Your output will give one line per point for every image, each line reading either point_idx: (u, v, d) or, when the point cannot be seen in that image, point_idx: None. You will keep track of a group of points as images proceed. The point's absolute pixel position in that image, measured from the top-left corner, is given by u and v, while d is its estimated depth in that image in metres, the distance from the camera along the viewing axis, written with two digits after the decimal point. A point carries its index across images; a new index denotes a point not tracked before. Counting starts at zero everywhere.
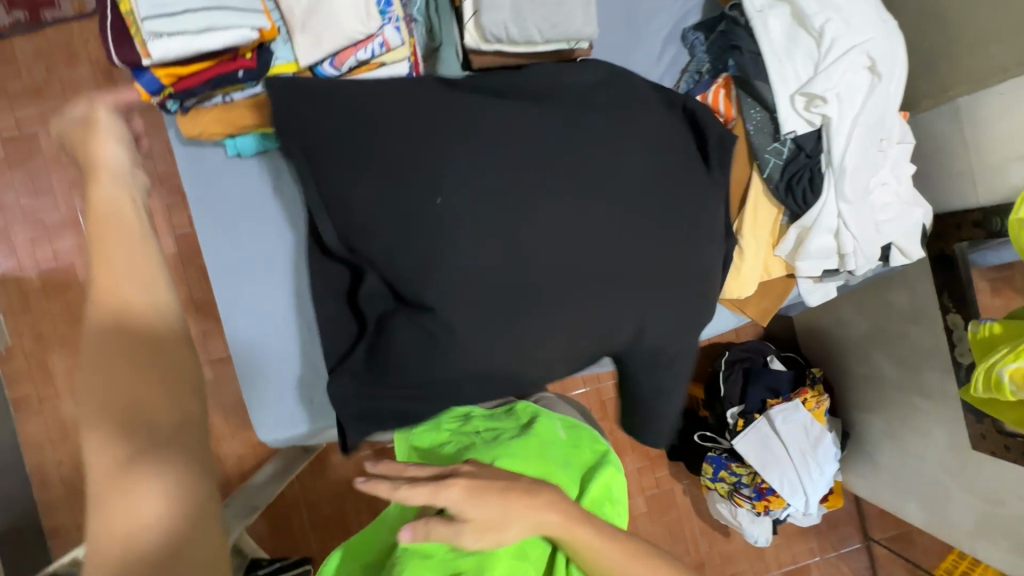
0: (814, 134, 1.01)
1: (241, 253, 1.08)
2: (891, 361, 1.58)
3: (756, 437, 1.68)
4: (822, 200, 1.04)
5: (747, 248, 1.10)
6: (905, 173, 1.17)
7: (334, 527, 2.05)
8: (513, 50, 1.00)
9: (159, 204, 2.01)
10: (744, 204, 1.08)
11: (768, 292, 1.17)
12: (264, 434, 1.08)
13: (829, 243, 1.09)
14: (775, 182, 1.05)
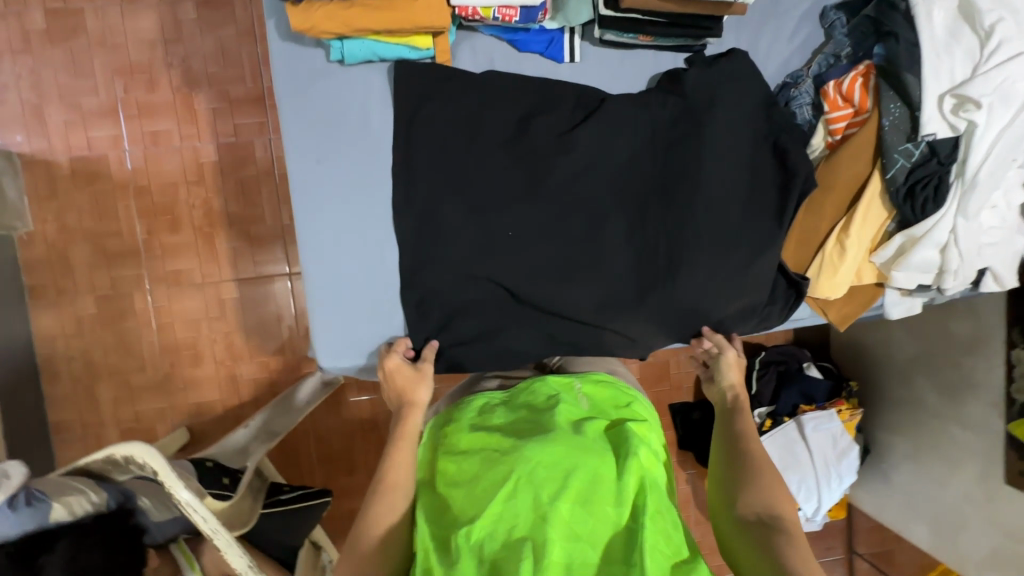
0: (951, 141, 0.96)
1: (320, 170, 1.02)
2: (932, 385, 1.58)
3: (783, 439, 1.69)
4: (941, 211, 0.99)
5: (850, 249, 1.05)
6: (1018, 198, 1.12)
7: (339, 464, 2.05)
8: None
9: (204, 107, 1.90)
10: (856, 203, 1.04)
11: (853, 297, 1.14)
12: (326, 361, 1.05)
13: (932, 258, 1.05)
14: (897, 185, 0.99)
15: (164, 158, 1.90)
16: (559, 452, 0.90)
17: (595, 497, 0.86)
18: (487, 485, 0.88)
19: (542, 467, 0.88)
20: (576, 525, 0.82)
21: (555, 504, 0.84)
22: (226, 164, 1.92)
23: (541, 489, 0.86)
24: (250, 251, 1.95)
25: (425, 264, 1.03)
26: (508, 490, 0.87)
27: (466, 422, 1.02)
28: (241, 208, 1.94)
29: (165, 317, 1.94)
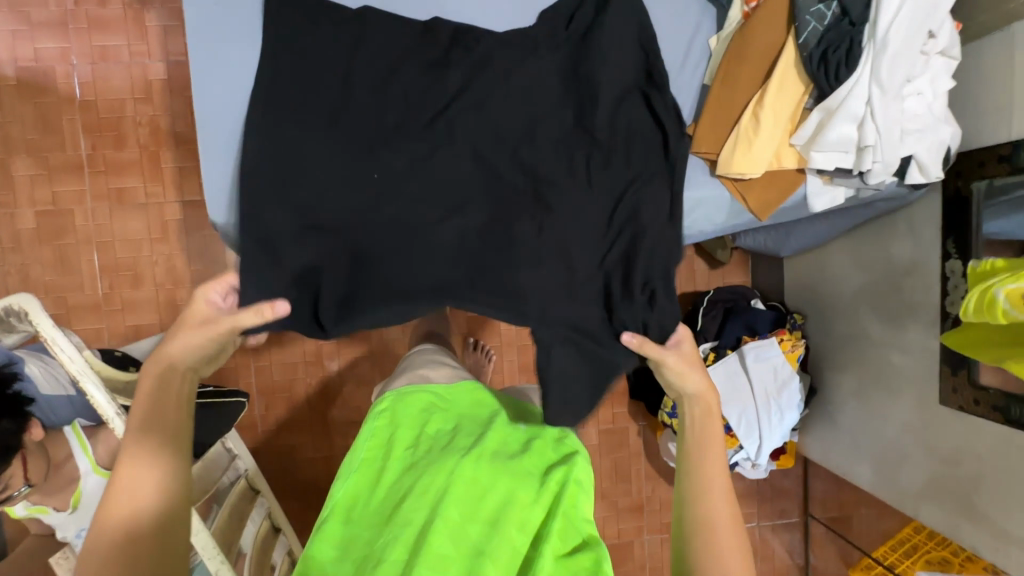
0: (863, 2, 0.95)
1: (224, 31, 1.05)
2: (876, 316, 1.53)
3: (723, 371, 1.65)
4: (855, 77, 0.97)
5: (765, 122, 1.01)
6: (944, 86, 1.09)
7: (281, 398, 2.01)
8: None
9: (155, 24, 1.88)
10: (772, 71, 1.01)
11: (774, 184, 1.10)
12: (218, 215, 1.04)
13: (850, 134, 1.02)
14: (810, 50, 0.97)
15: (113, 74, 1.88)
16: (481, 475, 0.84)
17: (507, 522, 0.79)
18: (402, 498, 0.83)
19: (460, 488, 0.82)
20: (478, 551, 0.76)
21: (463, 530, 0.78)
22: (175, 83, 1.90)
23: (454, 508, 0.80)
24: (196, 173, 1.92)
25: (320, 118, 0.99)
26: (420, 505, 0.81)
27: (402, 420, 0.96)
28: (188, 127, 1.91)
29: (107, 236, 1.91)
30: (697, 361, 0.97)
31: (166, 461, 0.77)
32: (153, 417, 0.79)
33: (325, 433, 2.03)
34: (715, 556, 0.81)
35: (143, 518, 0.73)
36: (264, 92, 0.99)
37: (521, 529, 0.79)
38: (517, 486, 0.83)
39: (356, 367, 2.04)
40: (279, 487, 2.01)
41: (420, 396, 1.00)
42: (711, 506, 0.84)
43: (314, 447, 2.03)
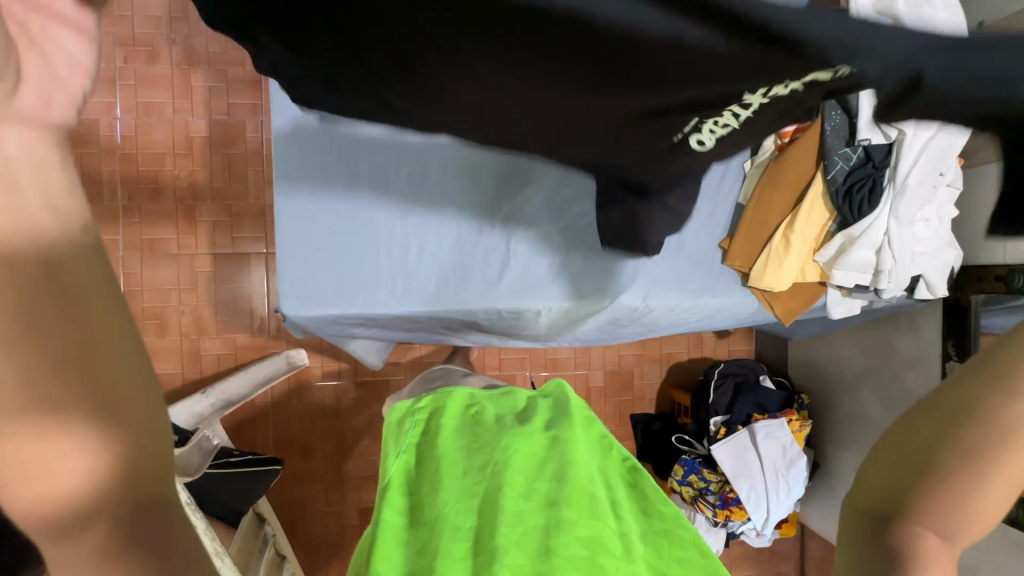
0: (885, 147, 1.06)
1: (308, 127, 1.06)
2: (878, 400, 1.64)
3: (734, 445, 1.73)
4: (875, 212, 1.09)
5: (794, 244, 1.12)
6: (949, 214, 1.22)
7: (296, 449, 2.03)
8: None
9: (201, 84, 1.95)
10: (801, 200, 1.12)
11: (797, 294, 1.21)
12: (288, 307, 1.06)
13: (868, 258, 1.13)
14: (836, 186, 1.09)
15: (156, 129, 1.94)
16: (535, 439, 0.88)
17: (571, 473, 0.81)
18: (462, 469, 0.85)
19: (518, 452, 0.85)
20: (550, 501, 0.77)
21: (530, 491, 0.79)
22: (216, 140, 1.97)
23: (518, 469, 0.83)
24: (230, 227, 1.97)
25: None
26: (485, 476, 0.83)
27: (451, 408, 1.01)
28: (226, 183, 1.97)
29: (136, 285, 1.94)
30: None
31: (103, 452, 0.30)
32: (50, 361, 0.28)
33: (338, 486, 2.05)
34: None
35: (71, 519, 0.29)
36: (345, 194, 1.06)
37: (587, 476, 0.81)
38: (575, 445, 0.86)
39: (374, 420, 2.08)
40: (288, 540, 2.01)
41: (459, 391, 1.07)
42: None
43: (326, 500, 2.04)
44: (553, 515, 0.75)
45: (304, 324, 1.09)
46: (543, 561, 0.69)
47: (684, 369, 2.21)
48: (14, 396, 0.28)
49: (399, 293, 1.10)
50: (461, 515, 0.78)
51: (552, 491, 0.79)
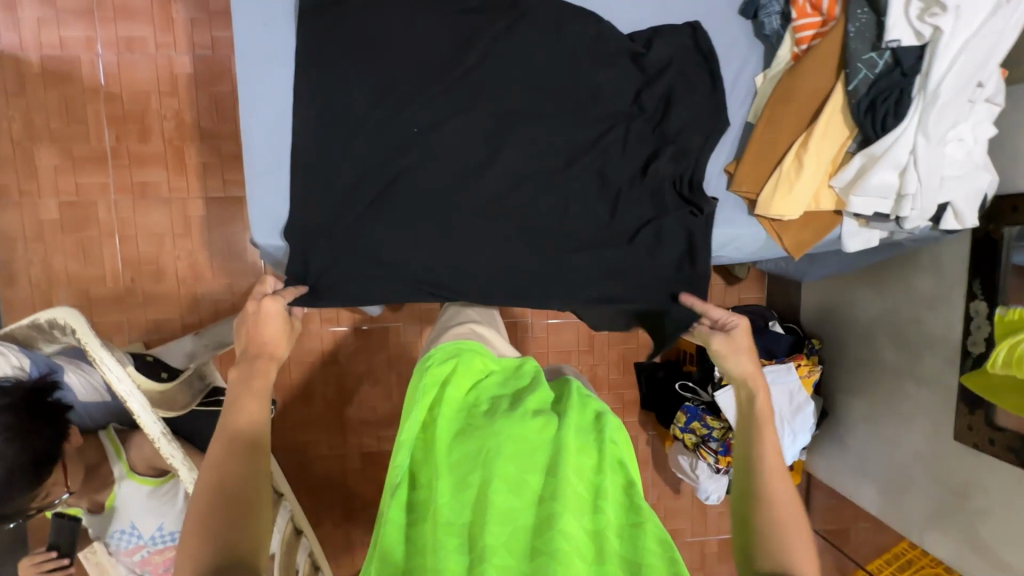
0: (917, 51, 0.93)
1: (277, 43, 0.98)
2: (894, 344, 1.55)
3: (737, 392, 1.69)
4: (901, 127, 0.97)
5: (807, 166, 1.01)
6: (987, 133, 1.09)
7: (298, 394, 2.04)
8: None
9: (182, 16, 1.85)
10: (817, 117, 1.01)
11: (810, 224, 1.11)
12: (259, 235, 1.01)
13: (890, 181, 1.02)
14: (858, 98, 0.97)
15: (139, 65, 1.86)
16: (540, 441, 0.78)
17: (570, 460, 0.76)
18: (462, 465, 0.76)
19: (520, 449, 0.76)
20: (553, 504, 0.71)
21: (534, 491, 0.74)
22: (201, 77, 1.88)
23: (509, 462, 0.75)
24: (220, 169, 1.91)
25: (356, 142, 0.98)
26: (484, 495, 0.73)
27: (458, 386, 0.88)
28: (213, 122, 1.90)
29: (130, 229, 1.91)
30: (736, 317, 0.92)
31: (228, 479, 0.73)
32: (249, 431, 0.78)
33: (340, 430, 2.07)
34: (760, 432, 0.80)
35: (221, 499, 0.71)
36: (316, 111, 0.97)
37: (580, 484, 0.75)
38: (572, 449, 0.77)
39: (373, 367, 2.07)
40: (293, 481, 2.05)
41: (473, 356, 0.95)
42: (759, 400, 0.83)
43: (329, 443, 2.07)
44: (540, 515, 0.71)
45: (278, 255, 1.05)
46: (532, 563, 0.67)
47: None
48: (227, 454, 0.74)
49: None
50: (445, 518, 0.71)
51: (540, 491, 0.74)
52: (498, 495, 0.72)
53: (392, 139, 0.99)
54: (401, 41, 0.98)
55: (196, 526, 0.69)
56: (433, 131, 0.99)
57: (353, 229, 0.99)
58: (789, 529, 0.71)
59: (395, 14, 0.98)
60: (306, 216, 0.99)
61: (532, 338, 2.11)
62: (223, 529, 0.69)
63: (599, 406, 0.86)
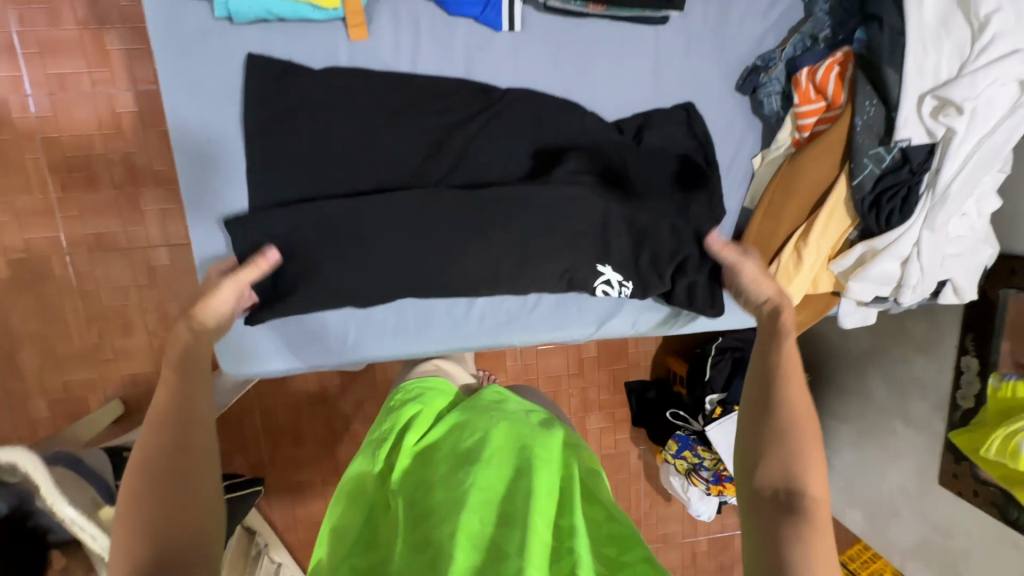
0: (927, 147, 0.86)
1: (228, 159, 0.89)
2: (883, 379, 1.52)
3: (729, 426, 1.69)
4: (906, 224, 0.91)
5: (807, 260, 0.96)
6: (992, 207, 1.03)
7: (287, 437, 2.01)
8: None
9: (118, 48, 1.66)
10: (819, 209, 0.94)
11: (806, 306, 1.07)
12: (229, 366, 0.94)
13: (891, 271, 0.97)
14: (863, 193, 0.90)
15: (76, 106, 1.67)
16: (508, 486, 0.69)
17: (541, 502, 0.66)
18: (418, 520, 0.67)
19: (485, 498, 0.68)
20: (518, 560, 0.60)
21: (497, 543, 0.63)
22: (148, 115, 1.71)
23: (469, 511, 0.66)
24: (181, 214, 1.78)
25: (324, 266, 0.89)
26: (443, 548, 0.62)
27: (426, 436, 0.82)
28: (167, 165, 1.75)
29: (90, 284, 1.80)
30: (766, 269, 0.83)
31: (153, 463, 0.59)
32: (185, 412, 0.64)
33: (333, 467, 2.06)
34: (790, 439, 0.65)
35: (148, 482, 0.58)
36: (277, 236, 0.88)
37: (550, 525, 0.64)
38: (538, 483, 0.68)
39: (362, 404, 2.04)
40: (290, 520, 2.06)
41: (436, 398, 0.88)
42: (791, 399, 0.68)
43: (323, 480, 2.06)
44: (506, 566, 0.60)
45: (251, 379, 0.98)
46: None
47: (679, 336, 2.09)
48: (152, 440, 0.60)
49: (352, 340, 0.97)
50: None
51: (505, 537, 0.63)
52: (456, 550, 0.62)
53: (364, 259, 0.91)
54: (366, 152, 0.89)
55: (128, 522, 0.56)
56: (410, 248, 0.91)
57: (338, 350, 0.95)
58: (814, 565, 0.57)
59: (358, 121, 0.88)
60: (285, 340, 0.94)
61: (522, 366, 2.08)
62: (152, 514, 0.56)
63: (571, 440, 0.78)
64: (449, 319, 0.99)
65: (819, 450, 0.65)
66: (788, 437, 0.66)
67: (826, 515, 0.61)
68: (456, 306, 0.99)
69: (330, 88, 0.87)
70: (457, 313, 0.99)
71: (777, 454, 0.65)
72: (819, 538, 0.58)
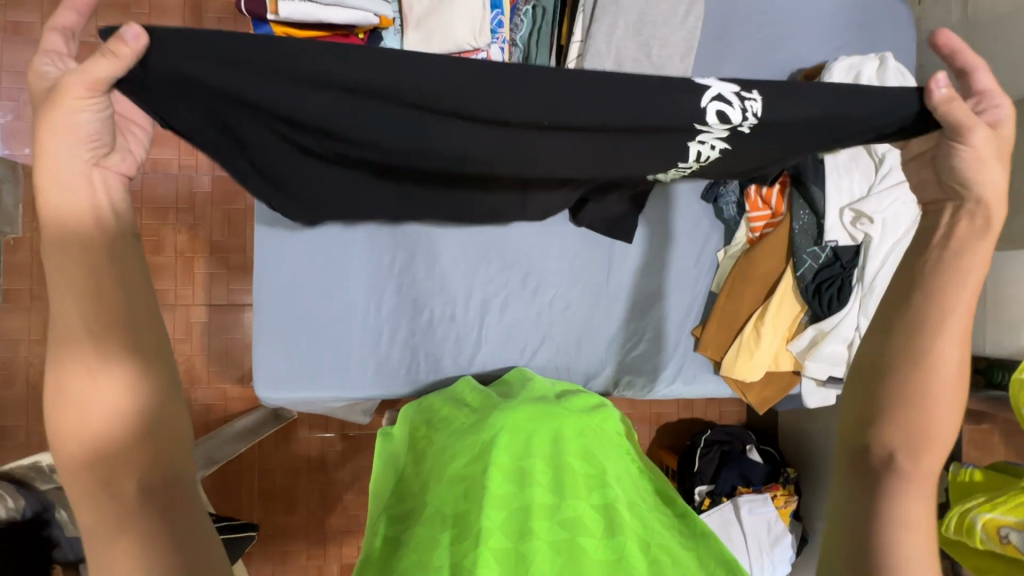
0: (853, 248, 1.08)
1: (295, 221, 1.07)
2: None
3: (718, 518, 1.70)
4: (846, 309, 1.09)
5: (765, 337, 1.12)
6: None
7: (280, 501, 2.02)
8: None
9: None
10: (771, 294, 1.13)
11: (772, 382, 1.21)
12: (261, 390, 1.07)
13: (841, 352, 1.11)
14: (805, 282, 1.10)
15: (161, 184, 1.97)
16: (538, 430, 0.77)
17: (568, 445, 0.75)
18: (457, 460, 0.75)
19: (517, 435, 0.76)
20: (552, 482, 0.69)
21: (525, 465, 0.72)
22: (218, 196, 2.00)
23: (507, 447, 0.74)
24: (228, 278, 2.00)
25: None
26: (477, 480, 0.69)
27: (459, 404, 0.93)
28: (225, 236, 2.01)
29: None
30: (1008, 154, 0.66)
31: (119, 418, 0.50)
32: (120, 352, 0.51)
33: (320, 537, 2.04)
34: (926, 399, 0.58)
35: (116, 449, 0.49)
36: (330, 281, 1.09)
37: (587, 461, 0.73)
38: (567, 427, 0.79)
39: (359, 474, 2.08)
40: None
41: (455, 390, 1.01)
42: (940, 352, 0.59)
43: (308, 552, 2.03)
44: (551, 486, 0.69)
45: (276, 405, 1.11)
46: (546, 530, 0.63)
47: (671, 431, 2.06)
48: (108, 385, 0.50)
49: (371, 376, 1.12)
50: (446, 501, 0.68)
51: (548, 470, 0.72)
52: (495, 473, 0.69)
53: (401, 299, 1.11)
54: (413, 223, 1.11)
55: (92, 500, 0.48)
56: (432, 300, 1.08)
57: (360, 385, 1.11)
58: (907, 530, 0.55)
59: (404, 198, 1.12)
60: (315, 374, 1.09)
61: None
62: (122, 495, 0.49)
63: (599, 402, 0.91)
64: (456, 364, 1.15)
65: (949, 409, 0.59)
66: (923, 395, 0.59)
67: (936, 476, 0.58)
68: (461, 354, 1.15)
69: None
70: (463, 359, 1.15)
71: (903, 414, 0.59)
72: (916, 492, 0.57)
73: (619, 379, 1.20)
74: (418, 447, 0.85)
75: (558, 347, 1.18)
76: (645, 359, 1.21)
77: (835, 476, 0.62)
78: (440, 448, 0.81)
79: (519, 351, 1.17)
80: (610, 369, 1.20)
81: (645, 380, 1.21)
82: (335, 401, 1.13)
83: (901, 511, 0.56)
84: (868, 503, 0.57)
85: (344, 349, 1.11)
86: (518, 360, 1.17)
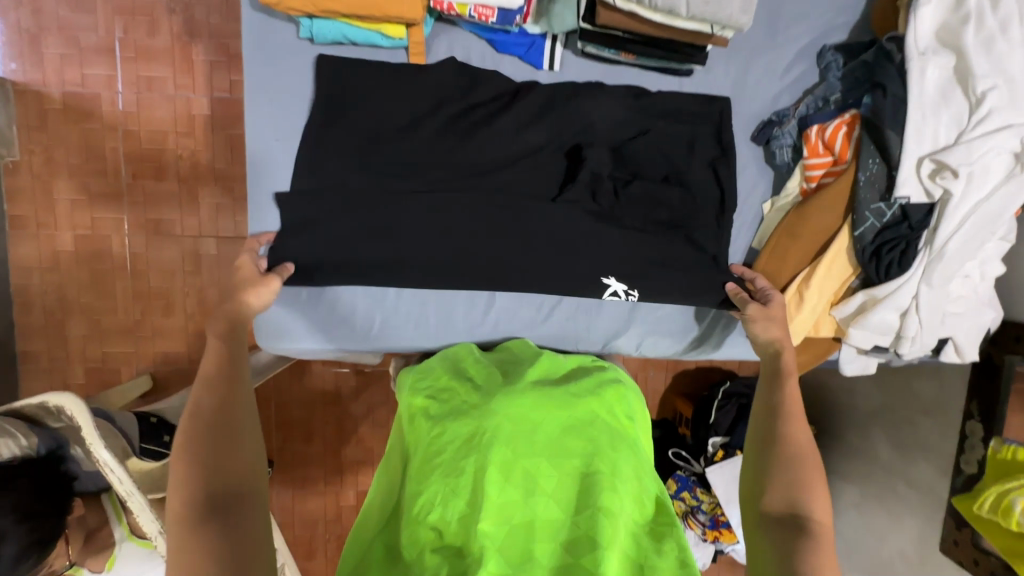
0: (926, 207, 0.94)
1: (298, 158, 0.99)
2: (888, 439, 1.51)
3: (730, 469, 1.68)
4: (905, 276, 0.97)
5: (808, 301, 1.01)
6: (994, 272, 1.06)
7: (297, 431, 2.07)
8: (651, 17, 0.92)
9: (201, 59, 1.67)
10: (821, 255, 1.01)
11: (808, 348, 1.11)
12: (262, 341, 1.02)
13: (891, 321, 1.01)
14: (864, 244, 0.97)
15: (157, 106, 1.68)
16: (545, 423, 0.73)
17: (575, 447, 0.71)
18: (458, 452, 0.70)
19: (521, 431, 0.71)
20: (556, 495, 0.66)
21: (529, 468, 0.68)
22: (219, 119, 1.71)
23: (512, 446, 0.69)
24: (234, 210, 1.74)
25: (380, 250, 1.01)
26: (477, 484, 0.67)
27: (462, 373, 0.88)
28: (229, 164, 1.73)
29: (142, 266, 1.75)
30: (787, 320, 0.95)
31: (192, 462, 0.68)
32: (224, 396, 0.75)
33: (336, 467, 2.11)
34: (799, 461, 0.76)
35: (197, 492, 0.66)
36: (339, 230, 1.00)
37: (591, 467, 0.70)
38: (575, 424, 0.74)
39: (372, 409, 2.11)
40: (287, 516, 2.11)
41: (465, 351, 0.96)
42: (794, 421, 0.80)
43: (325, 479, 2.12)
44: (552, 495, 0.66)
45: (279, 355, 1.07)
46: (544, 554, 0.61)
47: (689, 379, 2.02)
48: (202, 422, 0.72)
49: (377, 329, 1.06)
50: (444, 507, 0.66)
51: (553, 477, 0.68)
52: (497, 484, 0.65)
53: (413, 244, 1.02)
54: (429, 177, 1.02)
55: (187, 499, 0.66)
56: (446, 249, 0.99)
57: (365, 338, 1.06)
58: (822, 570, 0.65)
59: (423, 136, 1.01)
60: (318, 326, 1.04)
61: None
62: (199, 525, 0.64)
63: (613, 381, 0.85)
64: (467, 319, 1.08)
65: (811, 454, 0.77)
66: (793, 481, 0.75)
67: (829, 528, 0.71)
68: (474, 308, 1.07)
69: (409, 130, 1.01)
70: (475, 315, 1.08)
71: (785, 467, 0.76)
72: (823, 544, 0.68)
73: (638, 343, 1.13)
74: (414, 417, 0.80)
75: (576, 305, 1.09)
76: (671, 319, 1.12)
77: (757, 541, 0.72)
78: (439, 426, 0.75)
79: (534, 307, 1.09)
80: (632, 330, 1.12)
81: (669, 342, 1.13)
82: (340, 353, 1.09)
83: (810, 563, 0.66)
84: (791, 547, 0.68)
85: (347, 300, 1.04)
86: (534, 316, 1.09)
